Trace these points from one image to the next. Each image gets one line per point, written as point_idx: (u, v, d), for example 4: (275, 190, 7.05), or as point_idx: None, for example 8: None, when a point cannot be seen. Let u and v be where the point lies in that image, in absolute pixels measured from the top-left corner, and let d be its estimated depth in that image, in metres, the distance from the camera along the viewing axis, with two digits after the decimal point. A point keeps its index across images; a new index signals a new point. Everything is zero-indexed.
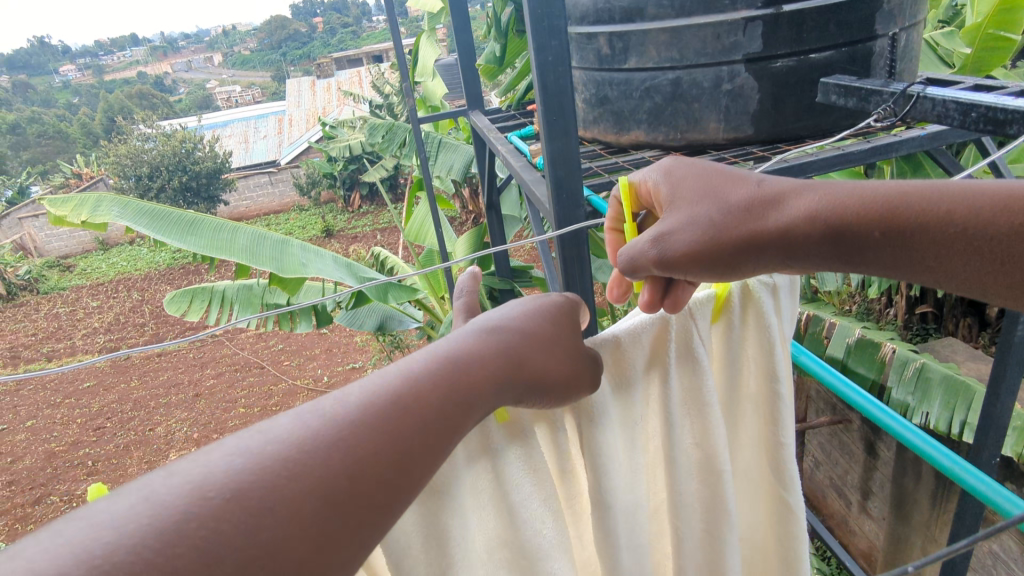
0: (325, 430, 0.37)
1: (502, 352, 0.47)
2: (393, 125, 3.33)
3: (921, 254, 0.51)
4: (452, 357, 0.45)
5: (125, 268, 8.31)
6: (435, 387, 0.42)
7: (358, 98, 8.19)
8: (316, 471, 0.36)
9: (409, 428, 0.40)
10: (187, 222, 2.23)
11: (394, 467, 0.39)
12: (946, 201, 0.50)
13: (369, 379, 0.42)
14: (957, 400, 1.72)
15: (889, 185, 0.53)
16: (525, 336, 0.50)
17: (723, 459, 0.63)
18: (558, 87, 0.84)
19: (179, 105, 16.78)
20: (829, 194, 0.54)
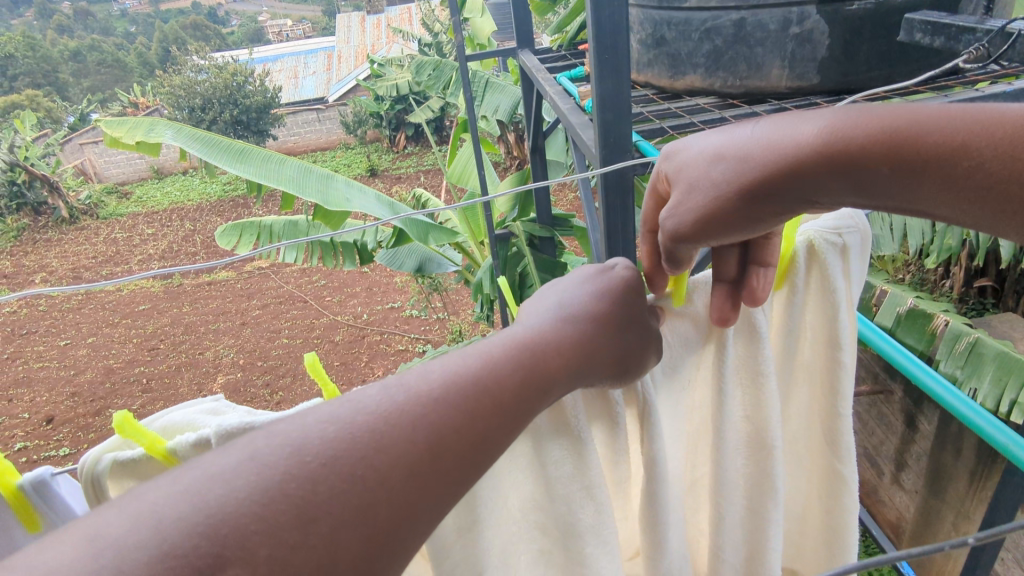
0: (411, 406, 0.41)
1: (573, 341, 0.51)
2: (440, 62, 3.27)
3: (941, 183, 0.46)
4: (517, 349, 0.48)
5: (178, 197, 8.56)
6: (514, 371, 0.46)
7: (406, 35, 8.06)
8: (400, 440, 0.39)
9: (486, 404, 0.43)
10: (236, 150, 2.26)
11: (467, 438, 0.42)
12: (956, 128, 0.46)
13: (448, 358, 0.46)
14: (1009, 378, 1.64)
15: (895, 112, 0.48)
16: (594, 326, 0.53)
17: (773, 432, 0.65)
18: (613, 23, 0.80)
19: (232, 37, 16.83)
20: (834, 125, 0.50)
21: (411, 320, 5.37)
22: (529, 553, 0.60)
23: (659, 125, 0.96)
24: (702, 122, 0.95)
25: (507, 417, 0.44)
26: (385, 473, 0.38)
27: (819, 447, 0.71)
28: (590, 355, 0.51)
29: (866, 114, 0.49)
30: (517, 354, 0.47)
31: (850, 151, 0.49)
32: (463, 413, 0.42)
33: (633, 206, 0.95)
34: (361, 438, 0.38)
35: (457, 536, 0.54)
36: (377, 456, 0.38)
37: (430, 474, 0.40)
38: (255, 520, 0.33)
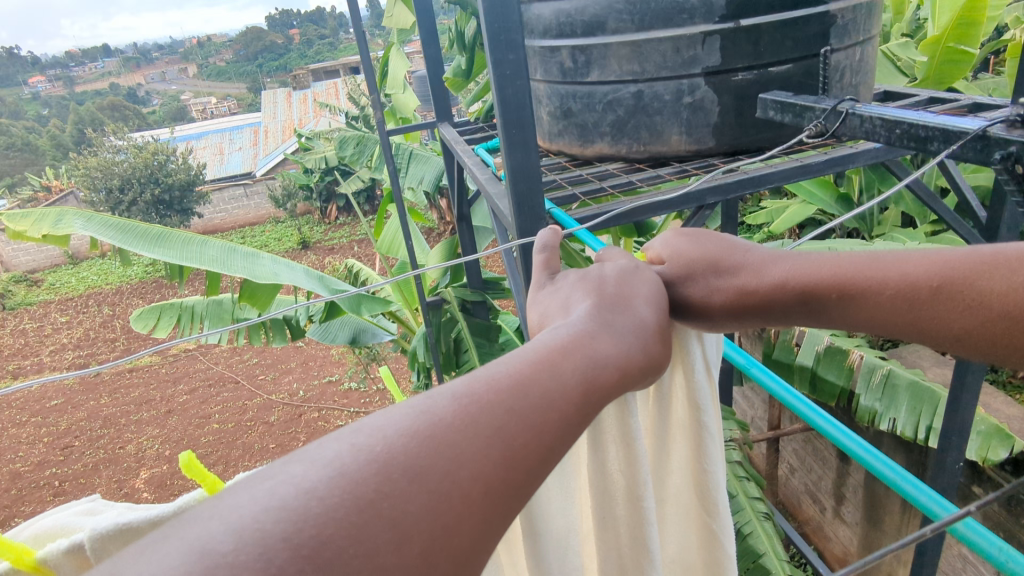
0: (414, 483, 0.33)
1: (579, 363, 0.41)
2: (363, 136, 3.33)
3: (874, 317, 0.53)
4: (495, 387, 0.38)
5: (95, 282, 8.14)
6: (493, 416, 0.37)
7: (333, 109, 8.17)
8: (443, 522, 0.32)
9: (515, 456, 0.36)
10: (154, 235, 2.19)
11: (509, 492, 0.35)
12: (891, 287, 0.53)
13: (419, 409, 0.36)
14: (923, 406, 1.75)
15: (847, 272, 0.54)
16: (597, 345, 0.44)
17: (645, 493, 0.56)
18: (517, 102, 0.85)
19: (153, 117, 16.54)
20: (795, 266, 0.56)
21: (350, 393, 5.21)
22: None
23: (571, 192, 1.00)
24: (610, 187, 0.99)
25: (543, 465, 0.37)
26: (430, 552, 0.31)
27: (697, 513, 0.62)
28: (616, 374, 0.43)
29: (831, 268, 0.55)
30: (519, 394, 0.38)
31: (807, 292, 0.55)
32: (485, 461, 0.35)
33: None
34: (369, 508, 0.31)
35: None
36: (411, 534, 0.31)
37: (473, 534, 0.33)
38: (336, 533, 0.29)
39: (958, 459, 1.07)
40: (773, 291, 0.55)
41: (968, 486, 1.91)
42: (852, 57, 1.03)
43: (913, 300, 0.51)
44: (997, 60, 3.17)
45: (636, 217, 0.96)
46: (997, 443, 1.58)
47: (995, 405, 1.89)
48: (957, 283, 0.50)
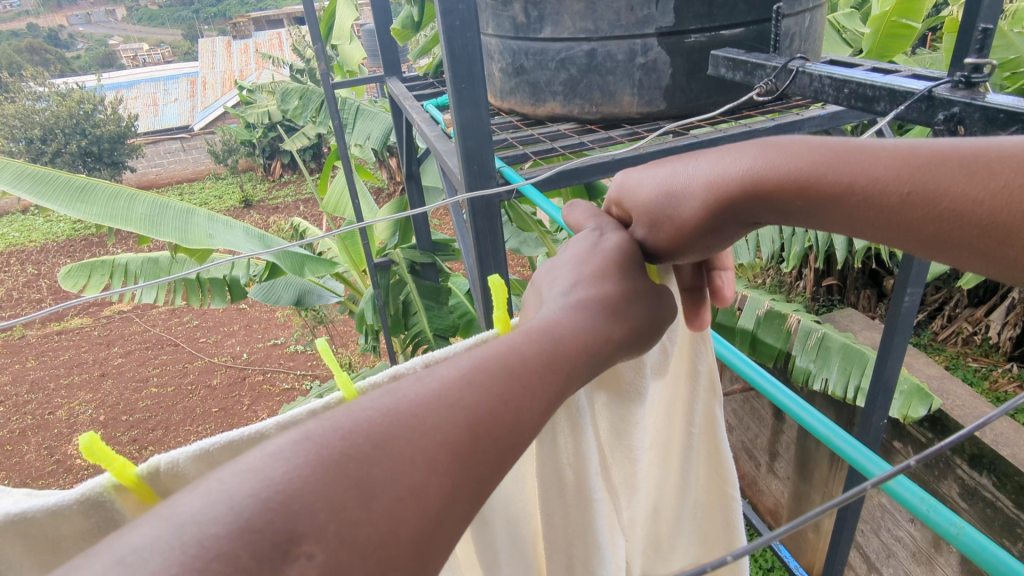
0: (348, 487, 0.33)
1: (540, 338, 0.44)
2: (306, 89, 3.18)
3: (834, 217, 0.49)
4: (479, 368, 0.40)
5: (16, 238, 7.63)
6: (466, 393, 0.38)
7: (278, 61, 7.78)
8: (413, 485, 0.35)
9: (480, 421, 0.38)
10: (76, 187, 2.04)
11: (479, 460, 0.37)
12: (857, 173, 0.47)
13: (308, 428, 0.35)
14: (853, 366, 1.85)
15: (808, 152, 0.50)
16: (555, 325, 0.45)
17: (594, 483, 0.55)
18: (467, 55, 0.82)
19: (78, 61, 15.39)
20: (758, 157, 0.52)
21: (297, 355, 5.13)
22: None
23: (522, 151, 0.98)
24: (562, 147, 0.97)
25: (512, 435, 0.39)
26: (397, 527, 0.33)
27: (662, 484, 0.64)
28: (581, 347, 0.45)
29: (789, 157, 0.50)
30: (487, 373, 0.40)
31: (761, 185, 0.51)
32: (445, 433, 0.37)
33: (500, 230, 0.96)
34: (296, 518, 0.32)
35: None
36: (381, 491, 0.34)
37: (442, 499, 0.35)
38: (273, 555, 0.30)
39: (882, 417, 1.13)
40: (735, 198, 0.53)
41: (889, 441, 2.04)
42: (801, 24, 1.04)
43: (885, 209, 0.46)
44: (936, 36, 3.29)
45: (588, 177, 0.94)
46: (916, 401, 1.68)
47: (917, 366, 2.01)
48: (927, 188, 0.45)
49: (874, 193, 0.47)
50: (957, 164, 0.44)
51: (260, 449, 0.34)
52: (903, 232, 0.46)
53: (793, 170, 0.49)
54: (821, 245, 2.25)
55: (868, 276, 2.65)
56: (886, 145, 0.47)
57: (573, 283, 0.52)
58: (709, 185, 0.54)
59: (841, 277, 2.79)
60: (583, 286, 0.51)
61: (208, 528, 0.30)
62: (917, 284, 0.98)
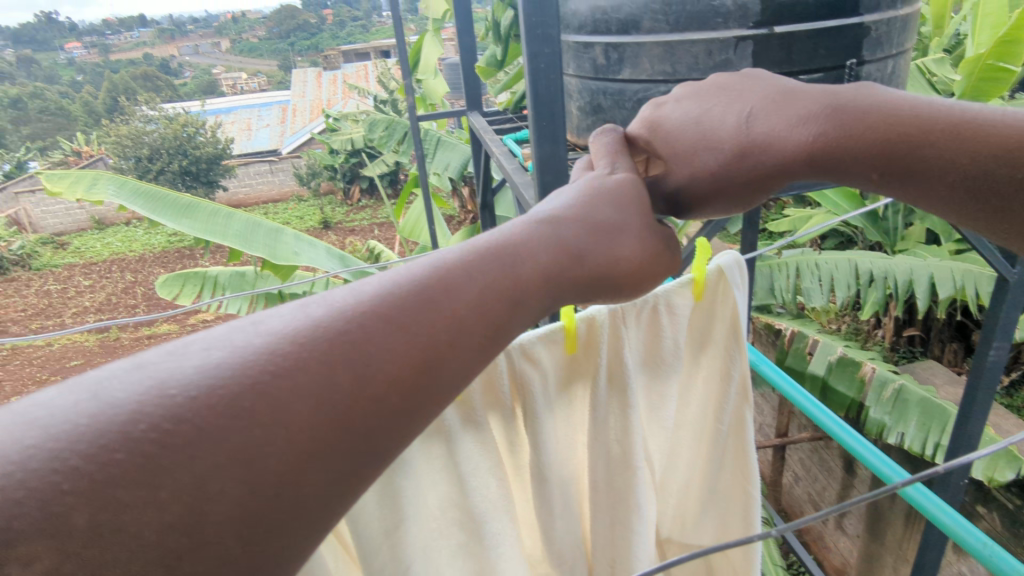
0: (295, 373, 0.32)
1: (520, 246, 0.42)
2: (391, 120, 3.36)
3: (911, 182, 0.49)
4: (448, 273, 0.39)
5: (118, 248, 8.29)
6: (441, 293, 0.38)
7: (365, 92, 8.21)
8: (363, 380, 0.34)
9: (481, 318, 0.39)
10: (183, 204, 2.24)
11: (439, 364, 0.36)
12: (931, 146, 0.48)
13: (252, 327, 0.34)
14: (932, 422, 1.76)
15: (885, 114, 0.49)
16: (541, 236, 0.44)
17: (637, 456, 0.61)
18: (548, 95, 0.87)
19: (186, 87, 16.73)
20: (829, 108, 0.50)
21: None
22: (442, 551, 0.59)
23: None
24: None
25: (477, 337, 0.38)
26: (338, 427, 0.32)
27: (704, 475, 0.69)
28: (564, 257, 0.43)
29: (869, 111, 0.49)
30: (455, 277, 0.39)
31: (837, 149, 0.49)
32: (398, 353, 0.35)
33: None
34: (217, 412, 0.30)
35: (384, 535, 0.55)
36: (323, 392, 0.32)
37: (391, 405, 0.34)
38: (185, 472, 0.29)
39: (961, 475, 1.08)
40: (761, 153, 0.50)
41: (972, 505, 1.90)
42: (884, 69, 1.04)
43: (957, 176, 0.48)
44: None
45: None
46: (1003, 464, 1.58)
47: (1005, 426, 1.88)
48: (1003, 156, 0.48)
49: (950, 157, 0.48)
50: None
51: (186, 343, 0.33)
52: (971, 201, 0.49)
53: (880, 125, 0.49)
54: (901, 294, 2.16)
55: (953, 328, 2.52)
56: (954, 106, 0.50)
57: (571, 197, 0.48)
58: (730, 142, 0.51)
59: (924, 328, 2.66)
60: (584, 198, 0.47)
61: (126, 420, 0.29)
62: (1004, 338, 0.94)
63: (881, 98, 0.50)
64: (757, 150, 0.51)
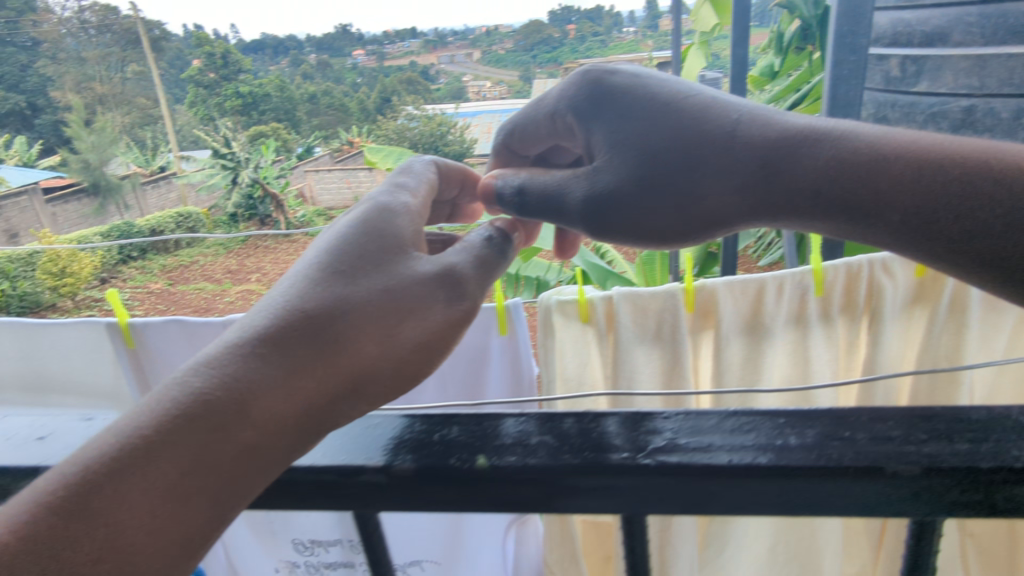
0: (400, 310, 0.76)
1: (321, 346, 0.69)
2: None
3: (892, 191, 0.83)
4: (192, 387, 0.63)
5: None
6: (272, 402, 0.64)
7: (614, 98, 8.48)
8: (173, 457, 0.60)
9: (370, 365, 0.72)
10: None
11: (283, 433, 0.65)
12: (892, 167, 0.83)
13: (108, 430, 0.62)
14: None
15: (833, 156, 0.86)
16: (299, 314, 0.70)
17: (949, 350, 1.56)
18: None
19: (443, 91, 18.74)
20: (834, 150, 0.86)
21: None
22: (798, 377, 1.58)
23: None
24: None
25: (311, 414, 0.67)
26: (187, 504, 0.60)
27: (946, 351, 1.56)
28: (382, 354, 0.72)
29: (856, 152, 0.86)
30: (288, 376, 0.66)
31: (852, 165, 0.85)
32: (265, 416, 0.64)
33: None
34: (149, 481, 0.59)
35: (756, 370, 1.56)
36: (138, 478, 0.59)
37: (208, 478, 0.61)
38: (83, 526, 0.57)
39: None
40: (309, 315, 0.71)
41: None
42: None
43: (923, 168, 0.82)
44: None
45: None
46: None
47: None
48: (920, 173, 0.82)
49: (928, 173, 0.81)
50: (956, 163, 0.81)
51: (133, 488, 0.58)
52: (920, 210, 0.81)
53: (790, 138, 0.90)
54: None
55: None
56: (903, 144, 0.84)
57: (294, 300, 0.72)
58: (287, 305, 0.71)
59: None
60: (302, 298, 0.72)
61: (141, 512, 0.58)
62: None
63: (849, 138, 0.87)
64: (335, 387, 0.70)
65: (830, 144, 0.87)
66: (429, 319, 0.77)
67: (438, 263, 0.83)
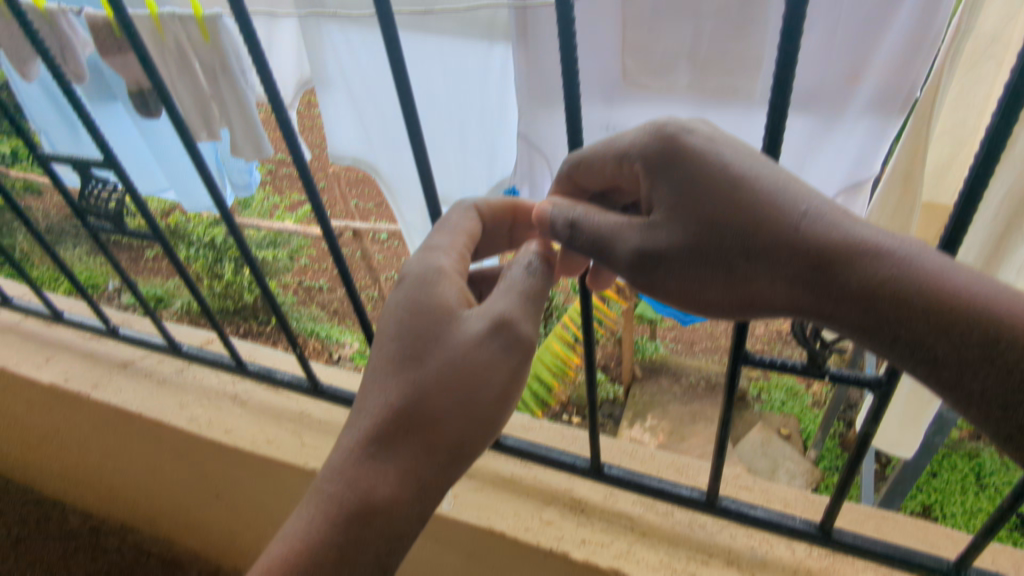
0: (851, 275, 0.65)
1: (459, 411, 0.75)
2: None
3: (837, 278, 0.66)
4: (353, 455, 0.76)
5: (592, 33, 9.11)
6: (399, 466, 0.74)
7: None
8: (387, 510, 0.74)
9: (461, 418, 0.75)
10: None
11: (430, 485, 0.76)
12: (822, 240, 0.66)
13: (315, 496, 0.76)
14: None
15: (738, 200, 0.68)
16: (406, 391, 0.75)
17: None
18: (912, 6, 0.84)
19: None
20: (697, 194, 0.69)
21: None
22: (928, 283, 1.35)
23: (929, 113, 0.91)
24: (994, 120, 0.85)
25: (458, 447, 0.76)
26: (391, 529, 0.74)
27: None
28: (491, 398, 0.76)
29: (751, 208, 0.67)
30: (409, 449, 0.75)
31: (725, 224, 0.68)
32: (409, 483, 0.74)
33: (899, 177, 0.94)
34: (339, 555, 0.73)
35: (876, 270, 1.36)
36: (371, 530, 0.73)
37: (413, 497, 0.75)
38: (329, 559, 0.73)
39: None
40: (417, 385, 0.75)
41: None
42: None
43: (839, 259, 0.66)
44: None
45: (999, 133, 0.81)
46: None
47: None
48: (843, 262, 0.66)
49: (822, 250, 0.66)
50: (883, 265, 0.65)
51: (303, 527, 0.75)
52: (860, 300, 0.65)
53: (743, 214, 0.68)
54: None
55: None
56: (829, 227, 0.66)
57: (412, 370, 0.76)
58: (421, 347, 0.76)
59: None
60: (406, 372, 0.76)
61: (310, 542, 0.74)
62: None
63: (771, 216, 0.67)
64: (452, 424, 0.75)
65: (783, 231, 0.67)
66: (505, 360, 0.76)
67: (532, 263, 0.82)
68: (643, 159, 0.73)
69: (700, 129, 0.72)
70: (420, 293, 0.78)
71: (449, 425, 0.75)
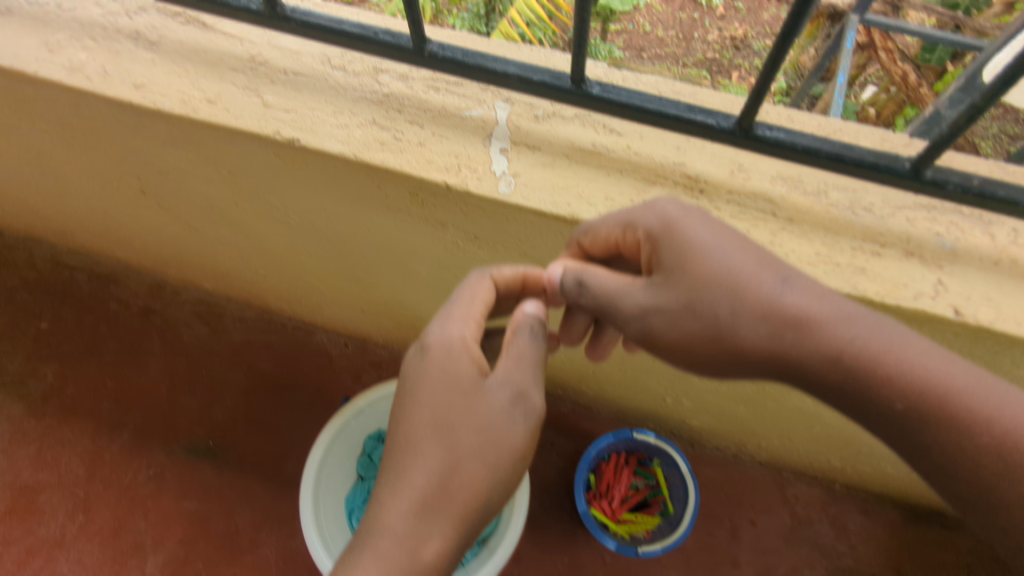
0: (799, 387, 0.70)
1: (450, 486, 0.71)
2: None
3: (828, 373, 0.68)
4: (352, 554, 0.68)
5: None
6: (430, 515, 0.69)
7: None
8: None
9: (482, 464, 0.72)
10: None
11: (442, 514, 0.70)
12: (817, 347, 0.68)
13: None
14: None
15: (739, 312, 0.70)
16: (412, 465, 0.71)
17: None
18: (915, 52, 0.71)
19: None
20: (693, 328, 0.72)
21: None
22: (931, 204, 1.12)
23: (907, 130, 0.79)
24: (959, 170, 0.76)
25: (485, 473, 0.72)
26: None
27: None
28: (506, 439, 0.74)
29: (748, 307, 0.70)
30: (438, 487, 0.70)
31: (713, 335, 0.72)
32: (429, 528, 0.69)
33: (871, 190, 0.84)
34: None
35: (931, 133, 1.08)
36: None
37: None
38: None
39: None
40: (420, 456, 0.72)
41: None
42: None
43: (855, 355, 0.67)
44: None
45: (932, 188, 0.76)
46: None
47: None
48: (845, 353, 0.67)
49: (835, 355, 0.67)
50: (885, 360, 0.66)
51: None
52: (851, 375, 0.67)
53: (704, 327, 0.72)
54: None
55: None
56: (824, 330, 0.68)
57: (404, 463, 0.72)
58: (438, 403, 0.74)
59: None
60: (405, 455, 0.72)
61: None
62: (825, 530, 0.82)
63: (772, 306, 0.69)
64: (450, 480, 0.71)
65: (783, 336, 0.69)
66: (514, 422, 0.75)
67: (537, 326, 0.81)
68: (586, 303, 0.80)
69: (702, 218, 0.75)
70: (419, 368, 0.77)
71: (452, 477, 0.71)
